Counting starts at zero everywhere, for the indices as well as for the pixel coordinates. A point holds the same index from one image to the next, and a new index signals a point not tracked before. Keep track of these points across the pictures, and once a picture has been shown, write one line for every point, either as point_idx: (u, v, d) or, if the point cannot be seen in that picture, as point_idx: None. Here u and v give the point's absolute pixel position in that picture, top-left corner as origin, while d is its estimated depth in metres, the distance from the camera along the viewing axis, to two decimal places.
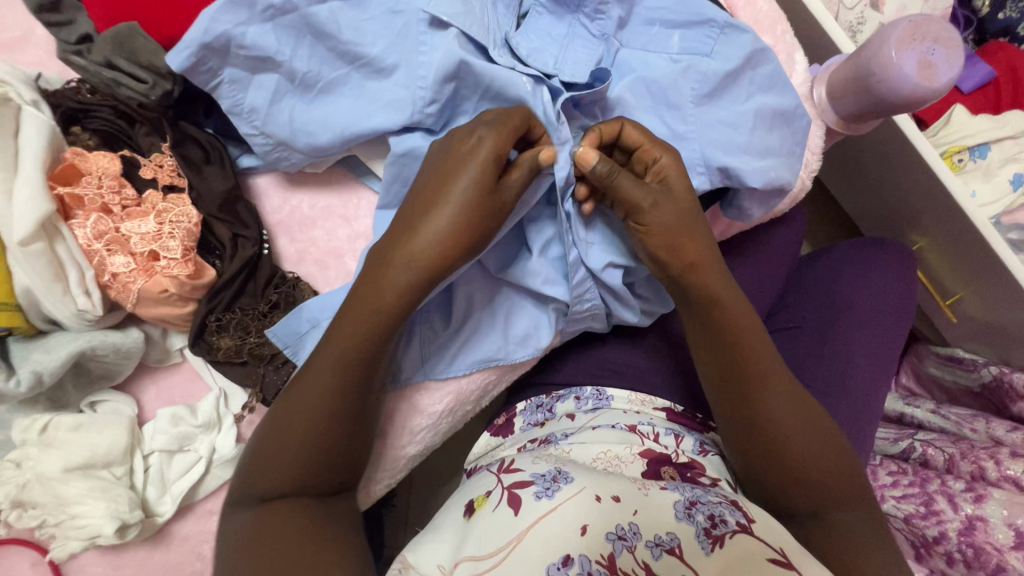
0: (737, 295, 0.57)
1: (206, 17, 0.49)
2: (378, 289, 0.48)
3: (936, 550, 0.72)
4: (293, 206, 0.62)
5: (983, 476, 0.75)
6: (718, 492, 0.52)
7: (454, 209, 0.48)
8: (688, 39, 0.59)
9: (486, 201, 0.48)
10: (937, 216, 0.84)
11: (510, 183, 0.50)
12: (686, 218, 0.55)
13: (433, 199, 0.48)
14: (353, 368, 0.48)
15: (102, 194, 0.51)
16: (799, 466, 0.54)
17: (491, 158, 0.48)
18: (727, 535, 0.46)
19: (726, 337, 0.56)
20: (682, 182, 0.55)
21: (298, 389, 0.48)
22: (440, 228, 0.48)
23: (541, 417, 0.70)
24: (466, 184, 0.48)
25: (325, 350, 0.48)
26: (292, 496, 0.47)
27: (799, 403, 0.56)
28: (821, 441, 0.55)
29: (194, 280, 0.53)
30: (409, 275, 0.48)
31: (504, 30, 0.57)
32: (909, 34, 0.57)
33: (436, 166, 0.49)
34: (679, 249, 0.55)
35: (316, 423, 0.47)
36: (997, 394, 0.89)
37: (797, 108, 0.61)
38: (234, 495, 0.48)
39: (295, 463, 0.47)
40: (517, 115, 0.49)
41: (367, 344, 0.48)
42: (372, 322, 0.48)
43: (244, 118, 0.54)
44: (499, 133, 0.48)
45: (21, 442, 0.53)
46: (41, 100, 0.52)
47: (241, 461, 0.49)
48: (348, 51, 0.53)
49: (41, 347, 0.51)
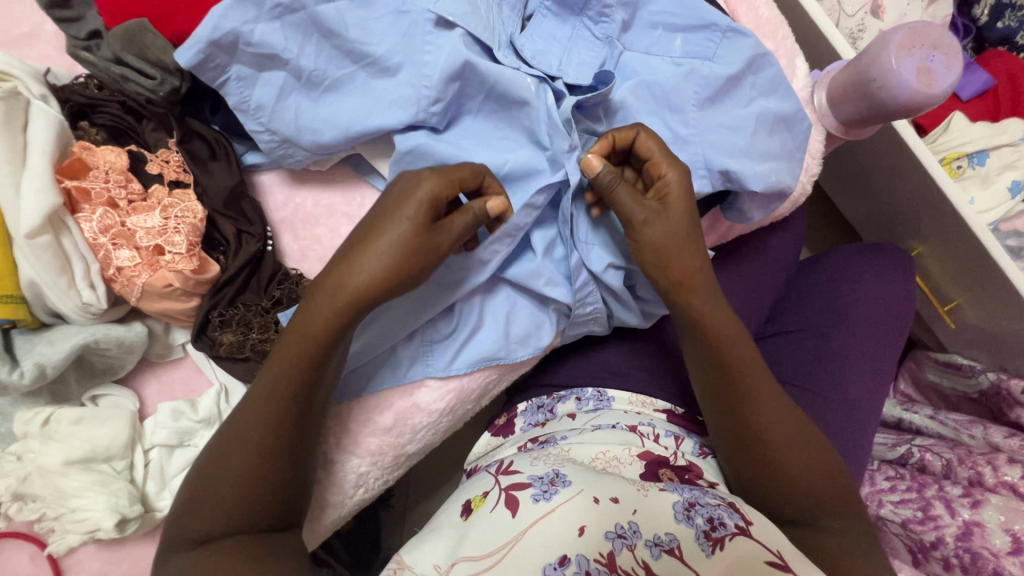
0: (724, 308, 0.57)
1: (215, 14, 0.49)
2: (306, 326, 0.48)
3: (933, 555, 0.72)
4: (297, 204, 0.63)
5: (981, 482, 0.76)
6: (716, 494, 0.53)
7: (384, 250, 0.47)
8: (690, 42, 0.60)
9: (422, 241, 0.48)
10: (936, 224, 0.85)
11: (447, 227, 0.49)
12: (677, 234, 0.54)
13: (365, 239, 0.48)
14: (284, 404, 0.48)
15: (109, 187, 0.52)
16: (786, 476, 0.54)
17: (424, 203, 0.48)
18: (727, 538, 0.47)
19: (717, 346, 0.56)
20: (682, 202, 0.54)
21: (238, 426, 0.48)
22: (369, 268, 0.47)
23: (541, 418, 0.71)
24: (400, 225, 0.47)
25: (260, 387, 0.48)
26: (228, 535, 0.47)
27: (785, 412, 0.57)
28: (807, 451, 0.55)
29: (198, 275, 0.53)
30: (339, 310, 0.47)
31: (509, 31, 0.58)
32: (909, 41, 0.58)
33: (376, 208, 0.50)
34: (669, 264, 0.55)
35: (249, 460, 0.47)
36: (994, 401, 0.90)
37: (798, 113, 0.61)
38: (167, 538, 0.48)
39: (230, 501, 0.47)
40: (456, 168, 0.50)
41: (298, 380, 0.48)
42: (302, 360, 0.48)
43: (251, 114, 0.54)
44: (439, 181, 0.48)
45: (22, 435, 0.53)
46: (49, 94, 0.53)
47: (178, 500, 0.49)
48: (355, 50, 0.53)
49: (44, 340, 0.51)
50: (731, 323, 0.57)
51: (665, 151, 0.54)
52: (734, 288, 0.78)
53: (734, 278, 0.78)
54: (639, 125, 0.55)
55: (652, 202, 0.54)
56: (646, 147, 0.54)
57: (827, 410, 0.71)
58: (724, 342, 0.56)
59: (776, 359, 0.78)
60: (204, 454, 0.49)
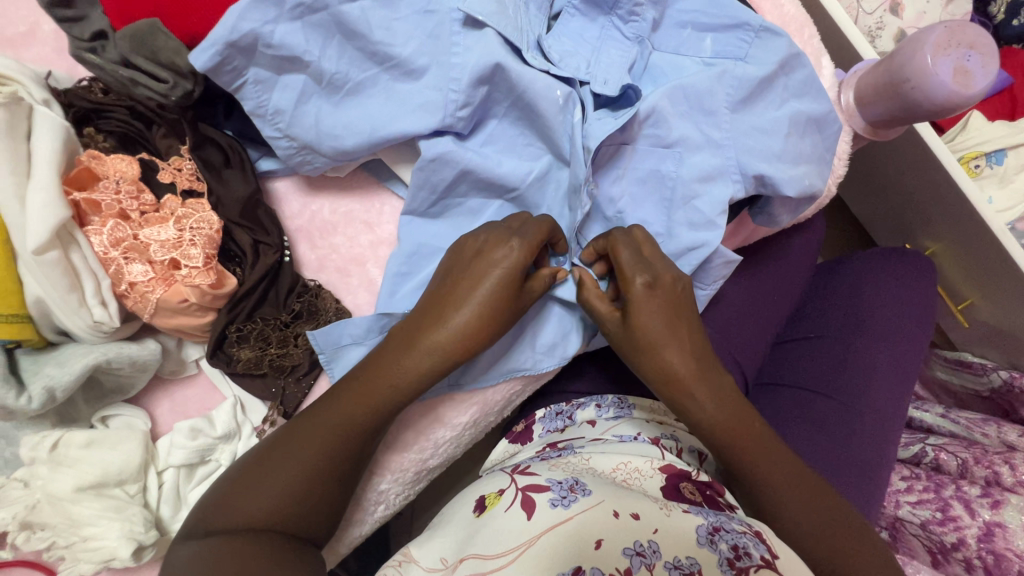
0: (725, 396, 0.53)
1: (233, 14, 0.47)
2: (390, 370, 0.50)
3: (955, 556, 0.68)
4: (314, 211, 0.60)
5: (998, 482, 0.71)
6: (743, 520, 0.49)
7: (477, 308, 0.49)
8: (720, 43, 0.59)
9: (512, 304, 0.51)
10: (950, 221, 0.84)
11: (530, 291, 0.53)
12: (640, 342, 0.52)
13: (461, 295, 0.50)
14: (350, 433, 0.49)
15: (120, 199, 0.49)
16: (806, 521, 0.50)
17: (516, 270, 0.50)
18: (751, 568, 0.43)
19: (722, 435, 0.53)
20: (644, 313, 0.52)
21: (295, 434, 0.49)
22: (462, 322, 0.50)
23: (560, 424, 0.69)
24: (491, 290, 0.50)
25: (328, 408, 0.49)
26: (255, 529, 0.45)
27: (802, 477, 0.53)
28: (832, 515, 0.51)
29: (215, 290, 0.51)
30: (427, 363, 0.50)
31: (537, 31, 0.56)
32: (944, 41, 0.57)
33: (462, 265, 0.51)
34: (654, 359, 0.53)
35: (301, 471, 0.47)
36: (1006, 397, 0.87)
37: (830, 114, 0.60)
38: (188, 526, 0.46)
39: (268, 502, 0.46)
40: (532, 231, 0.52)
41: (371, 416, 0.50)
42: (388, 397, 0.50)
43: (269, 120, 0.52)
44: (526, 249, 0.50)
45: (29, 461, 0.49)
46: (52, 100, 0.50)
47: (205, 496, 0.48)
48: (379, 51, 0.51)
49: (53, 361, 0.48)
50: (732, 400, 0.53)
51: (632, 260, 0.52)
52: (754, 290, 0.77)
53: (756, 279, 0.77)
54: (614, 231, 0.55)
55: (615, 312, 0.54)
56: (614, 257, 0.53)
57: (843, 453, 0.68)
58: (728, 429, 0.52)
59: (795, 365, 0.78)
60: (250, 456, 0.49)
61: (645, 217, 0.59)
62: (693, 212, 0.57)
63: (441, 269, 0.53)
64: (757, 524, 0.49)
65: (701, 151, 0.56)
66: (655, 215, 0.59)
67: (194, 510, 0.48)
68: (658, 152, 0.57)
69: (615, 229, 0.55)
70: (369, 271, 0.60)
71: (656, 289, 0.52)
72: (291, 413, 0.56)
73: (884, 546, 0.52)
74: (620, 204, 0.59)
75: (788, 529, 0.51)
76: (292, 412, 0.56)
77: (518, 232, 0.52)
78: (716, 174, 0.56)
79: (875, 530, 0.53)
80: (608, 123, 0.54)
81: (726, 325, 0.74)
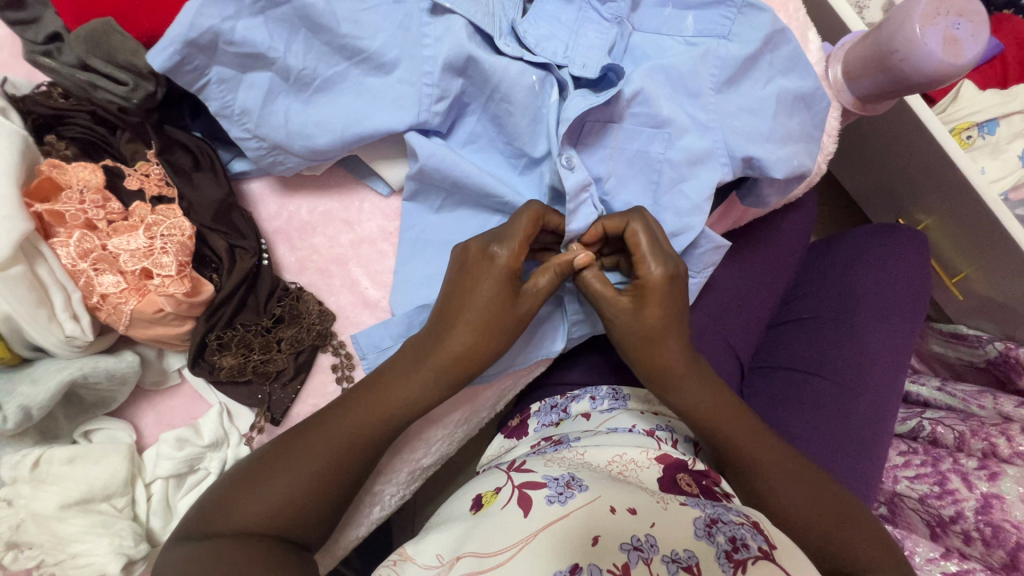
0: (712, 383, 0.55)
1: (191, 10, 0.44)
2: (393, 386, 0.49)
3: (953, 529, 0.67)
4: (291, 212, 0.59)
5: (995, 453, 0.69)
6: (740, 510, 0.49)
7: (472, 322, 0.48)
8: (703, 20, 0.57)
9: (503, 314, 0.49)
10: (944, 196, 0.83)
11: (530, 292, 0.50)
12: (647, 328, 0.52)
13: (456, 307, 0.49)
14: (358, 444, 0.49)
15: (85, 209, 0.48)
16: (790, 506, 0.52)
17: (508, 282, 0.48)
18: (749, 560, 0.43)
19: (718, 427, 0.54)
20: (657, 304, 0.51)
21: (297, 441, 0.48)
22: (464, 337, 0.48)
23: (554, 418, 0.68)
24: (485, 302, 0.48)
25: (332, 417, 0.49)
26: (252, 534, 0.45)
27: (802, 469, 0.54)
28: (821, 503, 0.52)
29: (191, 298, 0.49)
30: (437, 379, 0.49)
31: (511, 16, 0.54)
32: (933, 9, 0.55)
33: (457, 280, 0.49)
34: (648, 349, 0.53)
35: (301, 479, 0.47)
36: (1003, 369, 0.85)
37: (817, 90, 0.58)
38: (182, 529, 0.46)
39: (268, 508, 0.46)
40: (520, 227, 0.48)
41: (376, 430, 0.49)
42: (394, 409, 0.49)
43: (235, 120, 0.50)
44: (514, 253, 0.48)
45: (11, 480, 0.48)
46: (9, 107, 0.48)
47: (202, 497, 0.48)
48: (347, 45, 0.49)
49: (27, 378, 0.47)
50: (731, 403, 0.55)
51: (654, 248, 0.50)
52: (746, 272, 0.76)
53: (749, 258, 0.76)
54: (634, 214, 0.51)
55: (625, 298, 0.52)
56: (634, 241, 0.50)
57: (838, 435, 0.68)
58: (717, 420, 0.54)
59: (792, 345, 0.77)
60: (249, 460, 0.49)
61: (632, 199, 0.57)
62: (680, 197, 0.56)
63: (445, 281, 0.51)
64: (754, 514, 0.49)
65: (689, 133, 0.55)
66: (643, 197, 0.57)
67: (191, 511, 0.48)
68: (648, 131, 0.55)
69: (635, 212, 0.52)
70: (350, 271, 0.59)
71: (675, 281, 0.51)
72: (278, 419, 0.54)
73: (877, 525, 0.53)
74: (607, 184, 0.57)
75: (778, 511, 0.52)
76: (279, 419, 0.54)
77: (503, 234, 0.49)
78: (704, 157, 0.55)
79: (866, 510, 0.54)
80: (590, 101, 0.51)
81: (719, 310, 0.73)
